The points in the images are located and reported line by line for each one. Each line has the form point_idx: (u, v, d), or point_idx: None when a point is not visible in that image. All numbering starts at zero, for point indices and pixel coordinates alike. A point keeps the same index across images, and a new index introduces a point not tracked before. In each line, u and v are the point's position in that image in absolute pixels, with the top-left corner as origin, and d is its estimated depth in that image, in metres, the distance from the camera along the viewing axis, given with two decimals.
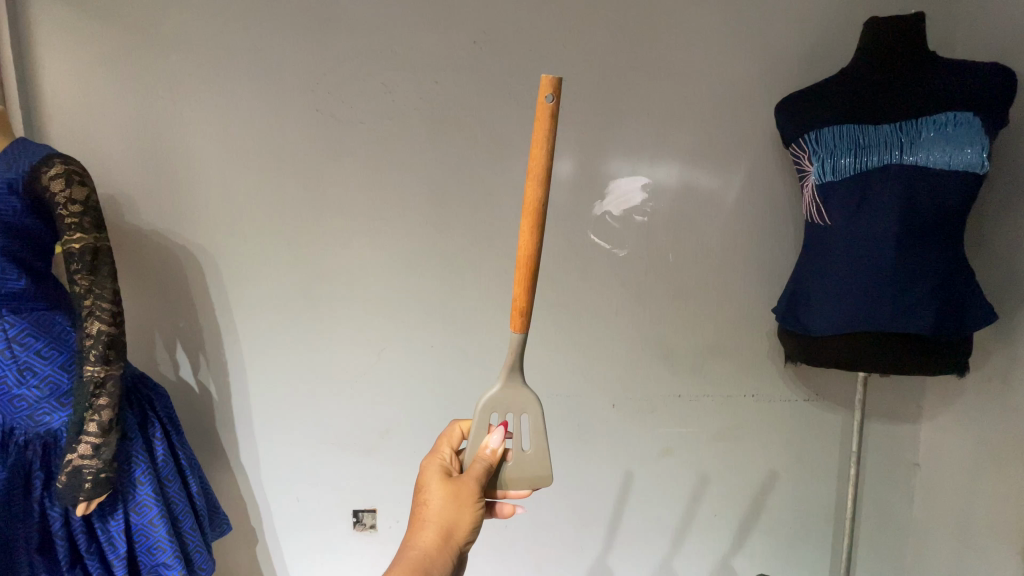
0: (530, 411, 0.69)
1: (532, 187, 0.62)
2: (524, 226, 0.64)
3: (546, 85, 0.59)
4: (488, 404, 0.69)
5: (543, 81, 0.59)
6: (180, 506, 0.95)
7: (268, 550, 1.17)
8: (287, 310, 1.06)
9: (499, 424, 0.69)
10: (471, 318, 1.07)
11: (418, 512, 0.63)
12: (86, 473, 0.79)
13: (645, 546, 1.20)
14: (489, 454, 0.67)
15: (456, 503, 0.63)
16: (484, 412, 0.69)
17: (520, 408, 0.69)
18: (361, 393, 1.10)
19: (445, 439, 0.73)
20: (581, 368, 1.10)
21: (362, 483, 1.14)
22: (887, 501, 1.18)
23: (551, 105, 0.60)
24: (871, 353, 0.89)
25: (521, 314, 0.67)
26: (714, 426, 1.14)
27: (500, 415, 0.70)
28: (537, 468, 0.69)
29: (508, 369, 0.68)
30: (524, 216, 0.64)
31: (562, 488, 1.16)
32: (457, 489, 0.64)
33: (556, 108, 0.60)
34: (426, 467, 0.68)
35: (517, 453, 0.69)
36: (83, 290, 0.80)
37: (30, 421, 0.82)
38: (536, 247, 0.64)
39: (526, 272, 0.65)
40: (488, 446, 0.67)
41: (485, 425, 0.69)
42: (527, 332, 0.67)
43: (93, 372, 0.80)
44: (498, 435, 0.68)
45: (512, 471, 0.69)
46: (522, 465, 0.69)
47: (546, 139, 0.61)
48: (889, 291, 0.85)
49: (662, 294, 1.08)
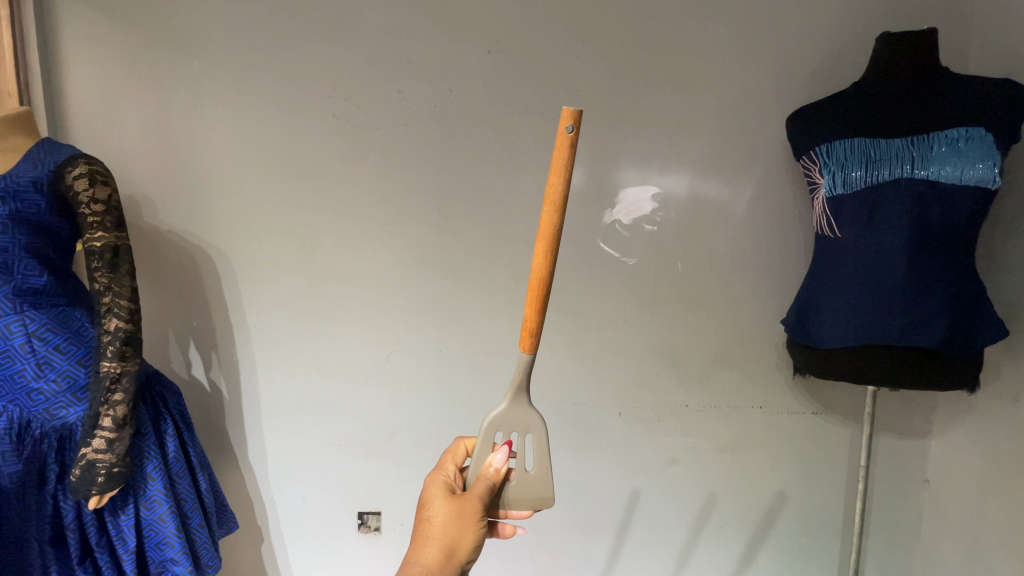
0: (536, 431, 0.69)
1: (548, 212, 0.64)
2: (538, 250, 0.65)
3: (567, 117, 0.60)
4: (494, 421, 0.69)
5: (564, 112, 0.60)
6: (188, 504, 0.96)
7: (274, 550, 1.18)
8: (296, 310, 1.08)
9: (504, 442, 0.69)
10: (480, 323, 1.08)
11: (421, 529, 0.64)
12: (100, 467, 0.81)
13: (649, 557, 1.19)
14: (492, 472, 0.67)
15: (459, 521, 0.64)
16: (488, 430, 0.69)
17: (525, 426, 0.69)
18: (368, 395, 1.11)
19: (450, 456, 0.73)
20: (588, 375, 1.11)
21: (367, 485, 1.15)
22: (896, 517, 1.17)
23: (570, 135, 0.61)
24: (881, 368, 0.89)
25: (531, 335, 0.68)
26: (720, 436, 1.14)
27: (504, 434, 0.70)
28: (539, 489, 0.69)
29: (514, 388, 0.69)
30: (539, 241, 0.65)
31: (566, 496, 1.16)
32: (460, 507, 0.64)
33: (575, 139, 0.62)
34: (430, 484, 0.69)
35: (520, 473, 0.70)
36: (102, 287, 0.82)
37: (46, 415, 0.83)
38: (549, 271, 0.65)
39: (538, 295, 0.67)
40: (492, 464, 0.68)
41: (489, 443, 0.70)
42: (535, 353, 0.68)
43: (109, 368, 0.82)
44: (502, 454, 0.68)
45: (514, 491, 0.70)
46: (524, 486, 0.70)
47: (565, 167, 0.62)
48: (899, 305, 0.85)
49: (671, 303, 1.08)
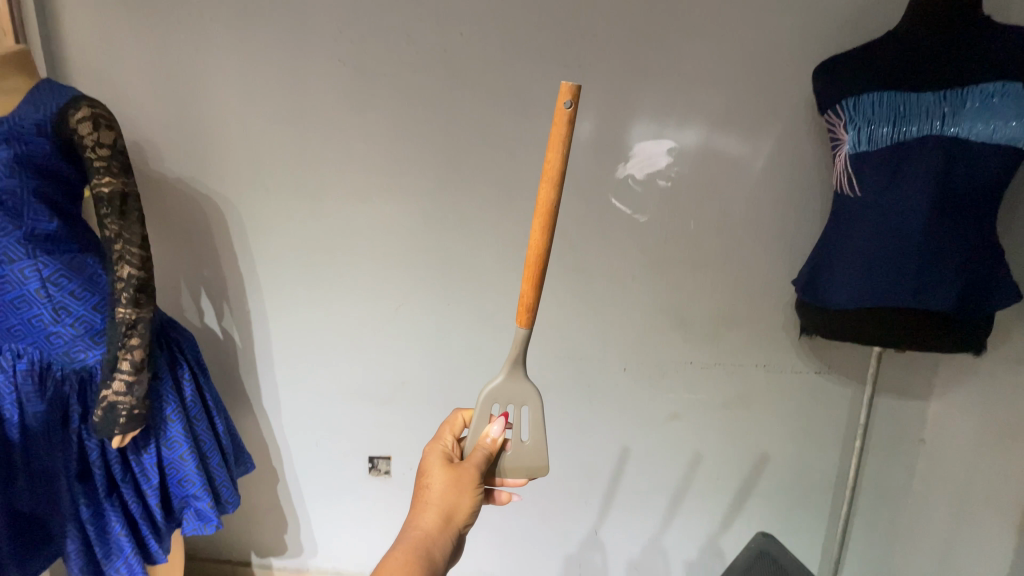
0: (531, 403, 0.70)
1: (545, 189, 0.62)
2: (536, 227, 0.64)
3: (565, 92, 0.57)
4: (491, 393, 0.70)
5: (562, 87, 0.58)
6: (207, 445, 0.99)
7: (290, 488, 1.23)
8: (305, 261, 1.08)
9: (500, 414, 0.71)
10: (488, 278, 1.08)
11: (420, 495, 0.66)
12: (121, 409, 0.83)
13: (647, 504, 1.24)
14: (489, 443, 0.69)
15: (457, 488, 0.66)
16: (485, 402, 0.70)
17: (521, 399, 0.70)
18: (378, 345, 1.13)
19: (448, 427, 0.75)
20: (593, 331, 1.12)
21: (378, 430, 1.18)
22: (888, 472, 1.20)
23: (569, 111, 0.59)
24: (890, 329, 0.89)
25: (527, 311, 0.67)
26: (723, 392, 1.16)
27: (501, 406, 0.71)
28: (533, 458, 0.71)
29: (511, 361, 0.69)
30: (537, 219, 0.64)
31: (570, 444, 1.20)
32: (458, 475, 0.67)
33: (574, 114, 0.59)
34: (429, 453, 0.70)
35: (517, 443, 0.72)
36: (113, 235, 0.82)
37: (66, 358, 0.85)
38: (546, 248, 0.65)
39: (535, 271, 0.66)
40: (489, 435, 0.69)
41: (486, 415, 0.71)
42: (531, 328, 0.68)
43: (125, 315, 0.83)
44: (499, 425, 0.70)
45: (510, 460, 0.71)
46: (520, 455, 0.71)
47: (562, 143, 0.60)
48: (915, 268, 0.84)
49: (680, 261, 1.07)
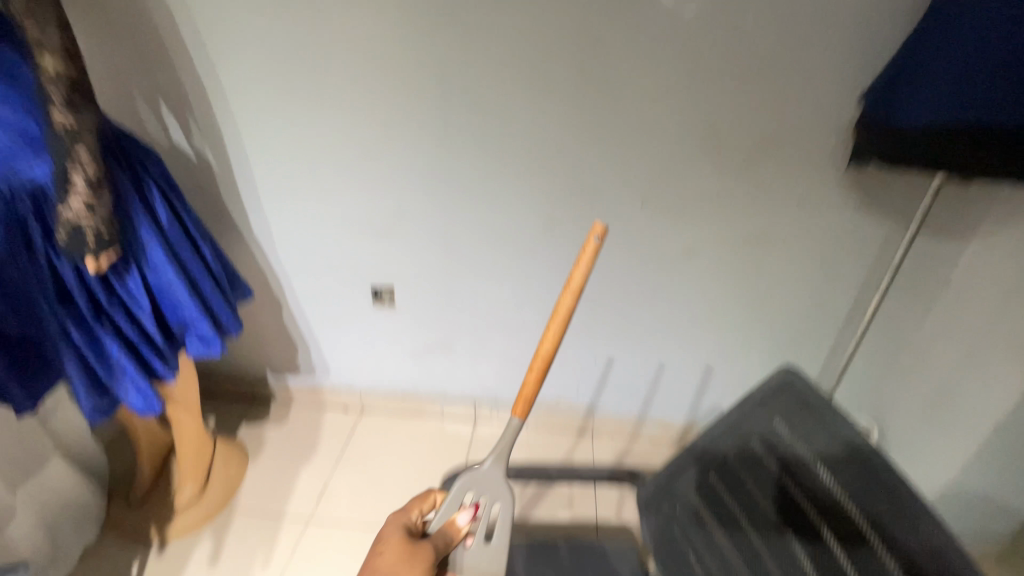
0: (504, 499, 0.75)
1: (565, 297, 0.70)
2: (549, 331, 0.71)
3: (597, 227, 0.67)
4: (468, 482, 0.74)
5: (595, 223, 0.67)
6: (196, 271, 0.95)
7: (296, 316, 1.24)
8: (275, 63, 0.92)
9: (471, 504, 0.75)
10: (487, 92, 0.92)
11: (372, 560, 0.70)
12: (86, 229, 0.76)
13: (646, 340, 1.25)
14: (452, 530, 0.73)
15: (408, 561, 0.69)
16: (460, 489, 0.74)
17: (495, 494, 0.75)
18: (370, 168, 1.01)
19: (417, 502, 0.79)
20: (605, 161, 0.98)
21: (380, 261, 1.13)
22: (899, 319, 1.15)
23: (596, 242, 0.67)
24: (948, 155, 0.75)
25: (525, 401, 0.73)
26: (742, 232, 1.07)
27: (474, 495, 0.76)
28: (489, 565, 0.77)
29: (500, 450, 0.73)
30: (552, 320, 0.71)
31: (575, 282, 1.15)
32: (413, 549, 0.70)
33: (598, 249, 0.68)
34: (390, 524, 0.75)
35: (477, 544, 0.76)
36: (21, 16, 0.69)
37: (8, 168, 0.72)
38: (555, 346, 0.71)
39: (540, 366, 0.72)
40: (455, 522, 0.74)
41: (457, 502, 0.75)
42: (525, 419, 0.74)
43: (64, 122, 0.72)
44: (466, 515, 0.74)
45: (467, 561, 0.77)
46: (476, 560, 0.77)
47: (586, 268, 0.68)
48: (991, 74, 0.67)
49: (717, 75, 0.89)
